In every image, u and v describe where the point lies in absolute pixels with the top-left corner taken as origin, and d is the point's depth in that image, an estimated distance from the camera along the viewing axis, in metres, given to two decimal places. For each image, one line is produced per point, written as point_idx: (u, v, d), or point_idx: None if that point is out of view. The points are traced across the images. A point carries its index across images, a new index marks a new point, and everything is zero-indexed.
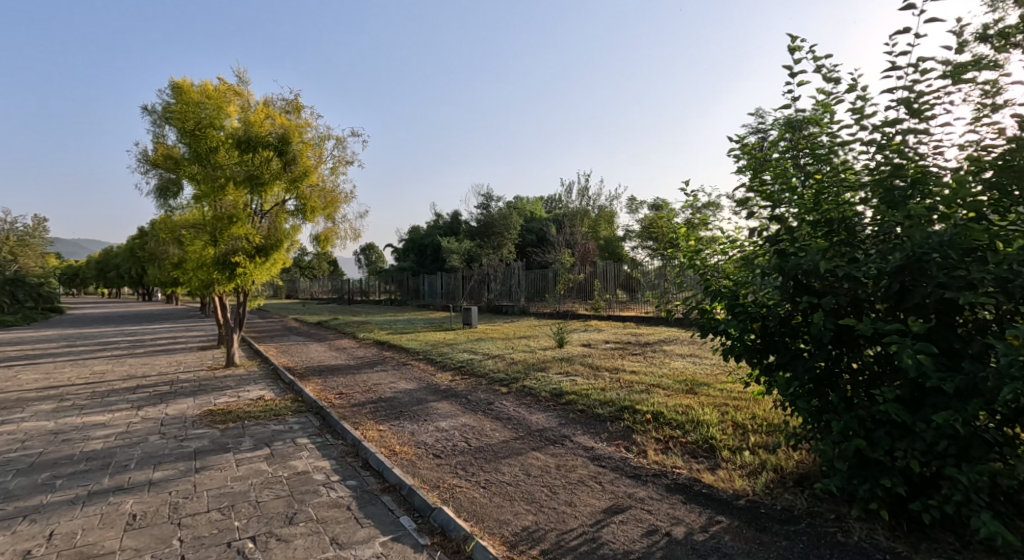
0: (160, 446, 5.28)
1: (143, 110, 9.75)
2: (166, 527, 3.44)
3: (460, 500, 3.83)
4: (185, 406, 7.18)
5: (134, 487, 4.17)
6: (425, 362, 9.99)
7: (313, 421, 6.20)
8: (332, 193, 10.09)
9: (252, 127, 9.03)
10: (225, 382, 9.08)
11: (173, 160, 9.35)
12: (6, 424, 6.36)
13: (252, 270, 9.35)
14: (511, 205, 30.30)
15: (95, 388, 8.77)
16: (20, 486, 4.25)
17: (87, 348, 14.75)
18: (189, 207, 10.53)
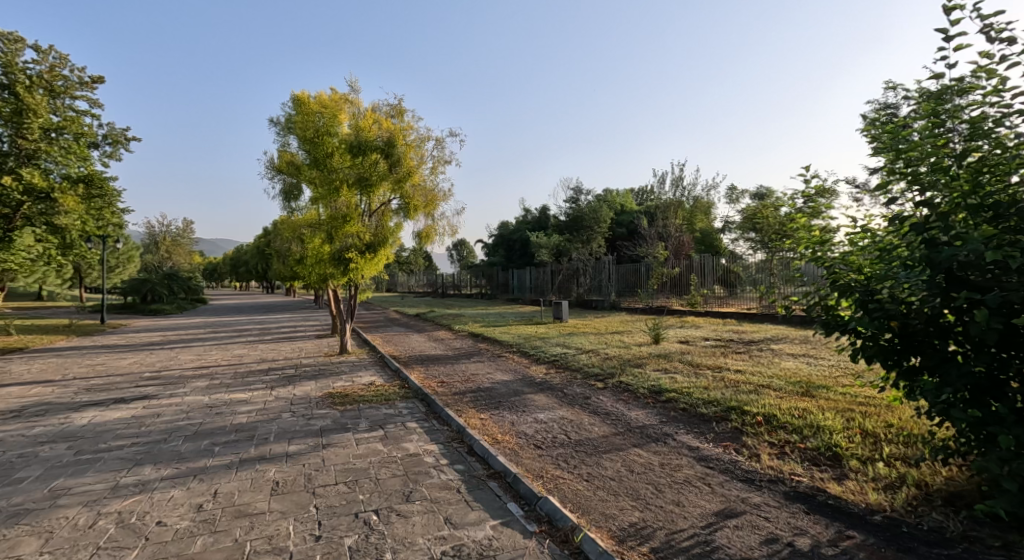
0: (291, 423, 5.88)
1: (269, 122, 10.83)
2: (303, 495, 3.82)
3: (564, 492, 3.86)
4: (309, 388, 7.91)
5: (274, 458, 4.68)
6: (520, 355, 10.15)
7: (419, 407, 6.55)
8: (432, 192, 10.54)
9: (361, 133, 9.69)
10: (340, 367, 9.86)
11: (295, 166, 10.31)
12: (172, 397, 7.41)
13: (363, 265, 9.99)
14: (601, 198, 29.84)
15: (236, 369, 9.94)
16: (188, 450, 4.94)
17: (226, 334, 16.71)
18: (308, 209, 11.56)
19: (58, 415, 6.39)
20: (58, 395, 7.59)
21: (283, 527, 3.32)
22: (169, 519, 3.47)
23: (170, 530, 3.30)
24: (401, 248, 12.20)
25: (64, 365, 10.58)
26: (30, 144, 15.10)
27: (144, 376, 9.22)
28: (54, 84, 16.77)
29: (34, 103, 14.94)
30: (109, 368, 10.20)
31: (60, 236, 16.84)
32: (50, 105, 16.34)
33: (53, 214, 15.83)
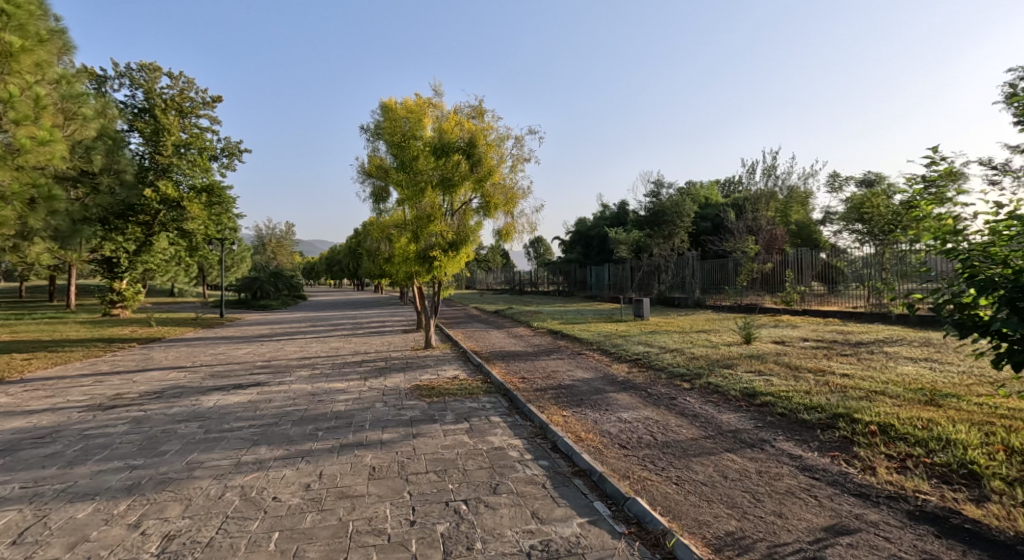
0: (383, 412, 6.17)
1: (360, 129, 11.43)
2: (397, 481, 4.00)
3: (653, 494, 3.75)
4: (399, 380, 8.27)
5: (370, 444, 4.94)
6: (601, 353, 10.00)
7: (502, 402, 6.63)
8: (512, 190, 10.63)
9: (444, 135, 9.96)
10: (426, 361, 10.24)
11: (383, 169, 10.79)
12: (281, 384, 8.06)
13: (447, 263, 10.27)
14: (684, 191, 28.68)
15: (334, 361, 10.62)
16: (296, 433, 5.35)
17: (323, 328, 17.92)
18: (395, 210, 12.08)
19: (188, 397, 7.15)
20: (187, 380, 8.52)
21: (380, 511, 3.48)
22: (283, 495, 3.76)
23: (285, 506, 3.59)
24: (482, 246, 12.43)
25: (191, 353, 11.85)
26: (165, 158, 17.96)
27: (256, 365, 10.09)
28: (183, 105, 18.89)
29: (166, 123, 17.89)
30: (227, 357, 11.27)
31: (188, 240, 18.96)
32: (179, 123, 18.72)
33: (181, 219, 18.09)
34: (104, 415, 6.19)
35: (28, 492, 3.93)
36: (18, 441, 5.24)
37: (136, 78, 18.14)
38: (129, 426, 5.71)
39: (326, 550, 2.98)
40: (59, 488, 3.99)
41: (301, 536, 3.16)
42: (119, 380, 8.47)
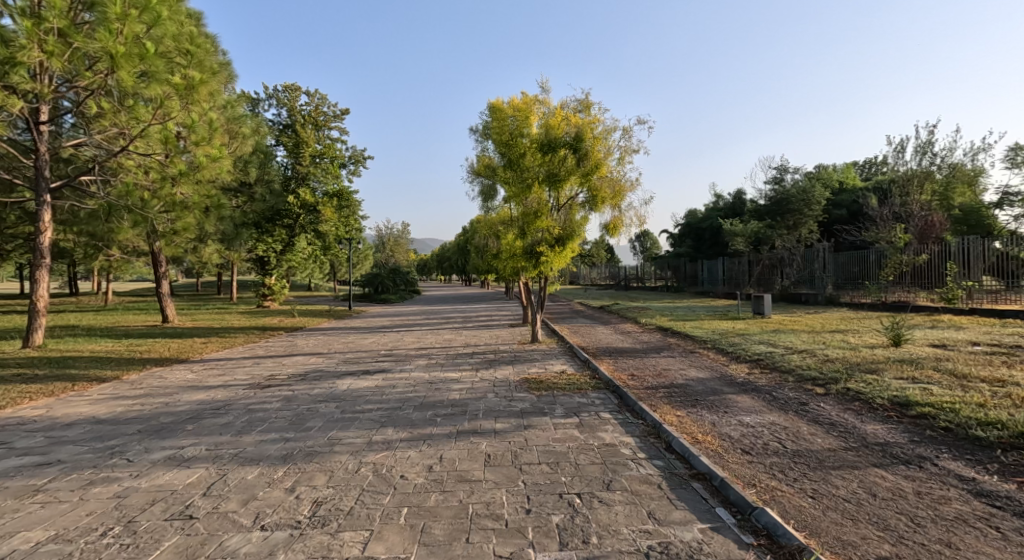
0: (496, 403, 6.37)
1: (469, 131, 11.85)
2: (512, 469, 4.13)
3: (784, 506, 3.48)
4: (509, 373, 8.48)
5: (485, 432, 5.14)
6: (717, 352, 9.47)
7: (611, 398, 6.55)
8: (620, 183, 10.38)
9: (551, 131, 9.97)
10: (534, 355, 10.39)
11: (491, 169, 11.08)
12: (403, 372, 8.67)
13: (553, 258, 10.28)
14: (813, 175, 26.17)
15: (447, 351, 11.19)
16: (418, 418, 5.71)
17: (436, 320, 18.93)
18: (502, 207, 12.36)
19: (325, 381, 7.94)
20: (324, 365, 9.47)
21: (497, 496, 3.61)
22: (409, 474, 4.05)
23: (412, 483, 3.87)
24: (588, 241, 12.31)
25: (326, 341, 13.16)
26: (304, 168, 20.04)
27: (380, 353, 10.93)
28: (318, 119, 20.90)
29: (305, 136, 19.98)
30: (355, 345, 12.32)
31: (322, 241, 21.01)
32: (315, 136, 20.73)
33: (317, 222, 20.12)
34: (261, 393, 7.08)
35: (209, 453, 4.61)
36: (200, 410, 6.18)
37: (281, 98, 20.39)
38: (280, 404, 6.47)
39: (450, 529, 3.16)
40: (232, 452, 4.64)
41: (427, 513, 3.38)
42: (270, 363, 9.65)
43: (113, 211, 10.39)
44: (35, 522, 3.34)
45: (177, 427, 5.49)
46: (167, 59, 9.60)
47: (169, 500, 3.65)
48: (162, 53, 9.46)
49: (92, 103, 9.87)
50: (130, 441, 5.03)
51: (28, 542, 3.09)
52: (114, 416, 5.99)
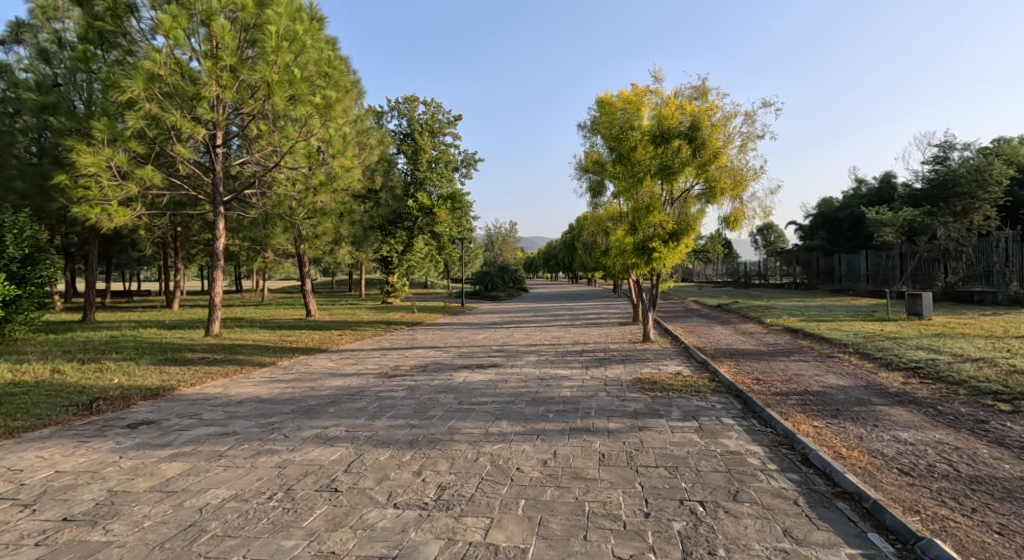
0: (608, 402, 6.28)
1: (578, 127, 11.79)
2: (627, 470, 4.04)
3: (959, 538, 3.01)
4: (620, 372, 8.32)
5: (598, 431, 5.09)
6: (861, 357, 8.51)
7: (734, 403, 6.16)
8: (741, 172, 9.69)
9: (664, 122, 9.57)
10: (646, 354, 10.08)
11: (600, 164, 10.91)
12: (515, 367, 8.88)
13: (667, 254, 9.88)
14: (988, 152, 22.52)
15: (556, 348, 11.24)
16: (531, 413, 5.80)
17: (544, 318, 19.11)
18: (611, 204, 12.12)
19: (444, 373, 8.36)
20: (441, 358, 9.97)
21: (614, 497, 3.55)
22: (525, 467, 4.13)
23: (528, 476, 3.94)
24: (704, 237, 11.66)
25: (443, 336, 13.85)
26: (421, 173, 21.26)
27: (493, 349, 11.28)
28: (433, 127, 22.05)
29: (423, 143, 21.19)
30: (470, 340, 12.83)
31: (438, 241, 22.15)
32: (431, 142, 21.89)
33: (433, 224, 21.24)
34: (388, 382, 7.64)
35: (348, 434, 5.07)
36: (339, 395, 6.82)
37: (401, 109, 21.81)
38: (405, 393, 6.94)
39: (567, 525, 3.17)
40: (367, 435, 5.06)
41: (544, 507, 3.43)
42: (395, 355, 10.37)
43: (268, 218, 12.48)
44: (219, 482, 3.91)
45: (322, 409, 6.11)
46: (310, 83, 10.73)
47: (318, 473, 4.07)
48: (307, 77, 10.61)
49: (254, 127, 11.28)
50: (286, 419, 5.70)
51: (216, 498, 3.61)
52: (273, 397, 6.82)
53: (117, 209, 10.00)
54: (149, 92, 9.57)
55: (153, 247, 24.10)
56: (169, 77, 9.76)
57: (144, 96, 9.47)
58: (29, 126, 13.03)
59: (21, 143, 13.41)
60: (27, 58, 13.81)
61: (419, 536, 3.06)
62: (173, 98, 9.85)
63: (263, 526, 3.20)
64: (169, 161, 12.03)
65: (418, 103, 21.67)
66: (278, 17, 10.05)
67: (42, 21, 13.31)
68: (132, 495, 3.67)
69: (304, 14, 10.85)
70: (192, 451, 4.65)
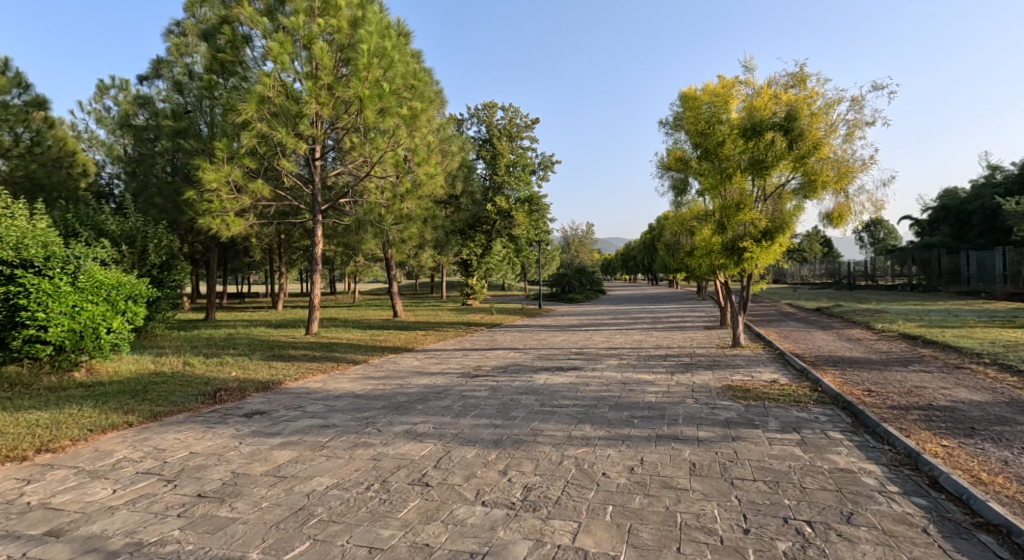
0: (696, 409, 6.01)
1: (660, 124, 11.44)
2: (722, 482, 3.83)
3: None
4: (709, 378, 7.95)
5: (687, 439, 4.88)
6: (997, 370, 7.52)
7: (841, 416, 5.66)
8: (846, 163, 8.90)
9: (755, 113, 9.00)
10: (737, 360, 9.56)
11: (683, 162, 10.50)
12: (596, 370, 8.75)
13: (759, 254, 9.30)
14: None
15: (639, 352, 10.95)
16: (615, 418, 5.68)
17: (625, 320, 18.70)
18: (696, 202, 11.63)
19: (524, 374, 8.42)
20: (522, 359, 10.05)
21: (707, 509, 3.39)
22: (611, 473, 4.05)
23: (614, 483, 3.85)
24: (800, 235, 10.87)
25: (523, 337, 13.96)
26: (499, 177, 21.60)
27: (572, 351, 11.19)
28: (511, 131, 22.31)
29: (502, 148, 21.53)
30: (549, 342, 12.83)
31: (516, 244, 22.40)
32: (510, 147, 22.17)
33: (511, 227, 21.49)
34: (471, 381, 7.81)
35: (436, 431, 5.24)
36: (426, 393, 7.07)
37: (480, 115, 22.29)
38: (489, 393, 7.06)
39: (659, 535, 3.06)
40: (454, 432, 5.20)
41: (632, 514, 3.34)
42: (477, 356, 10.58)
43: (362, 225, 13.06)
44: (323, 470, 4.18)
45: (411, 406, 6.36)
46: (398, 96, 11.26)
47: (410, 468, 4.24)
48: (395, 90, 11.15)
49: (347, 140, 12.02)
50: (379, 414, 5.99)
51: (321, 485, 3.86)
52: (366, 393, 7.20)
53: (233, 219, 11.04)
54: (260, 113, 10.48)
55: (260, 254, 26.39)
56: (277, 98, 10.62)
57: (256, 117, 10.40)
58: (165, 148, 14.78)
59: (159, 164, 15.21)
60: (164, 89, 15.65)
61: (508, 535, 3.09)
62: (280, 116, 10.67)
63: (362, 514, 3.38)
64: (276, 175, 13.11)
65: (497, 109, 22.04)
66: (369, 36, 10.70)
67: (175, 56, 15.06)
68: (251, 477, 4.02)
69: (392, 30, 11.51)
70: (299, 440, 5.02)
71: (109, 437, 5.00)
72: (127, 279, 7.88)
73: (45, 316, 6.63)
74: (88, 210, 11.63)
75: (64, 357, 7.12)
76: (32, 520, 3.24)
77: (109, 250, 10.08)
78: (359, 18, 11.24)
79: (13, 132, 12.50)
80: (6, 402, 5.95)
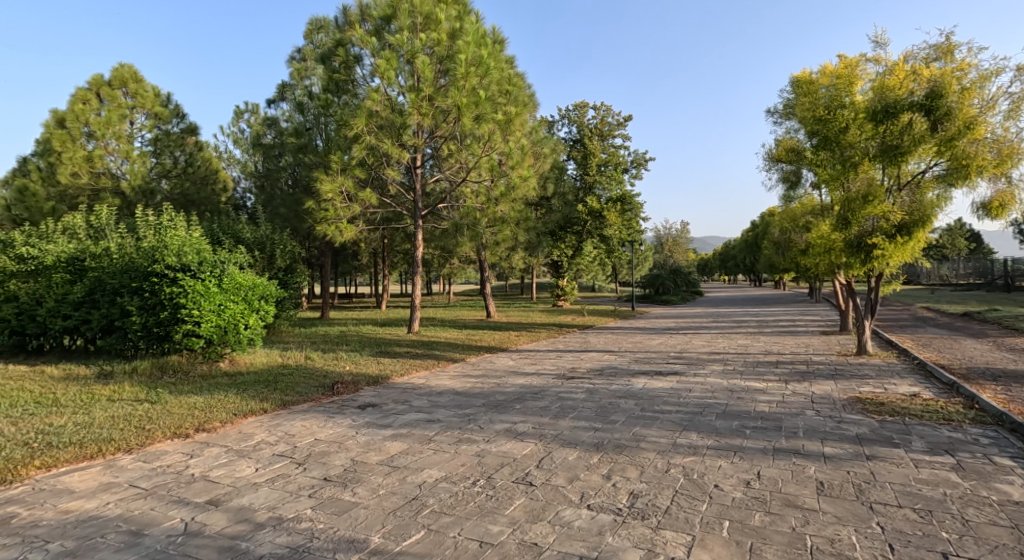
0: (819, 422, 5.51)
1: (768, 113, 10.86)
2: (858, 506, 3.47)
3: None
4: (831, 388, 7.25)
5: (810, 455, 4.49)
6: None
7: (1007, 439, 4.91)
8: (1008, 144, 7.60)
9: (888, 93, 8.03)
10: (864, 370, 8.63)
11: (795, 152, 9.89)
12: (699, 376, 8.33)
13: (892, 252, 8.28)
14: None
15: (746, 358, 10.27)
16: (724, 427, 5.38)
17: (729, 323, 17.64)
18: (812, 197, 10.89)
19: (622, 377, 8.23)
20: (618, 362, 9.83)
21: (844, 535, 3.09)
22: (725, 485, 3.83)
23: (729, 496, 3.64)
24: (940, 229, 9.65)
25: (618, 339, 13.65)
26: (592, 177, 21.37)
27: (672, 355, 10.76)
28: (603, 130, 21.93)
29: (593, 147, 21.26)
30: (645, 345, 12.42)
31: (608, 244, 22.05)
32: (601, 146, 21.81)
33: (603, 226, 21.24)
34: (568, 383, 7.77)
35: (536, 431, 5.27)
36: (524, 393, 7.14)
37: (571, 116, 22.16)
38: (586, 395, 6.98)
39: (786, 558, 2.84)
40: (553, 433, 5.20)
41: (753, 532, 3.13)
42: (572, 357, 10.51)
43: (457, 229, 13.27)
44: (431, 463, 4.36)
45: (510, 405, 6.46)
46: (493, 101, 11.55)
47: (513, 466, 4.30)
48: (490, 97, 11.47)
49: (445, 148, 12.48)
50: (480, 411, 6.14)
51: (431, 478, 4.04)
52: (466, 390, 7.42)
53: (345, 225, 11.83)
54: (369, 126, 11.22)
55: (367, 257, 28.27)
56: (383, 112, 11.29)
57: (366, 130, 11.14)
58: (288, 163, 16.39)
59: (282, 177, 16.88)
60: (287, 110, 17.28)
61: (617, 541, 3.02)
62: (385, 128, 11.37)
63: (471, 509, 3.48)
64: (382, 183, 13.98)
65: (587, 109, 21.80)
66: (467, 46, 11.12)
67: (297, 80, 16.64)
68: (368, 466, 4.30)
69: (488, 38, 11.79)
70: (408, 433, 5.29)
71: (249, 421, 5.60)
72: (260, 280, 8.78)
73: (199, 313, 7.57)
74: (228, 220, 13.14)
75: (213, 349, 8.04)
76: (196, 489, 3.71)
77: (245, 256, 11.29)
78: (457, 30, 11.72)
79: (173, 156, 14.71)
80: (171, 386, 6.89)
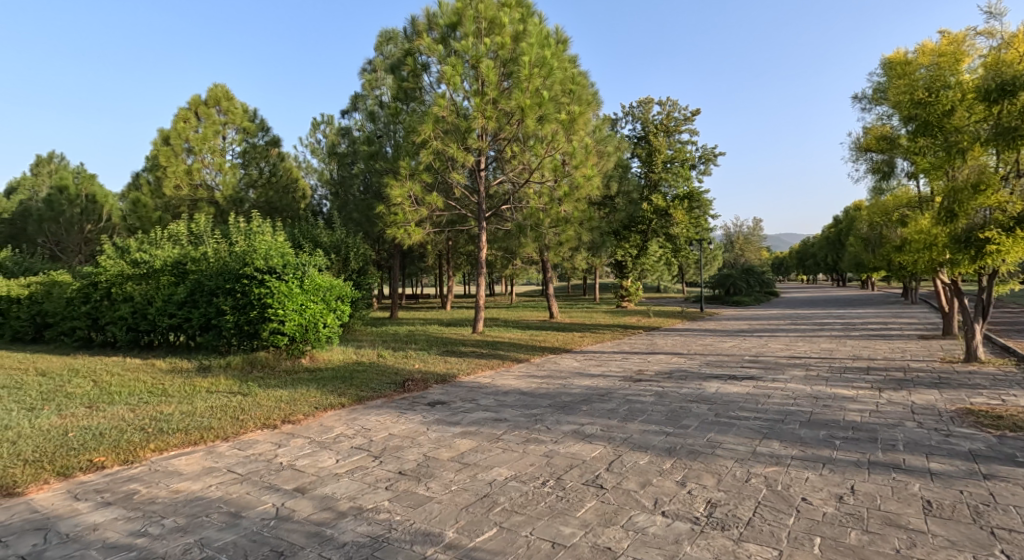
0: (922, 435, 5.04)
1: (854, 100, 10.13)
2: (976, 530, 3.13)
3: None
4: (934, 398, 6.62)
5: (913, 471, 4.10)
6: None
7: None
8: None
9: (1006, 68, 6.97)
10: (973, 379, 7.79)
11: (889, 140, 9.17)
12: (778, 381, 7.87)
13: (1011, 247, 7.29)
14: None
15: (831, 363, 9.60)
16: (810, 436, 5.04)
17: (809, 326, 16.59)
18: (907, 188, 10.08)
19: (693, 381, 7.92)
20: (689, 365, 9.49)
21: None
22: (814, 499, 3.59)
23: (820, 511, 3.40)
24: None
25: (688, 342, 13.19)
26: (658, 174, 20.80)
27: (746, 359, 10.25)
28: (669, 126, 21.24)
29: (659, 144, 20.69)
30: (716, 348, 11.92)
31: (675, 243, 21.38)
32: (667, 142, 21.16)
33: (669, 225, 20.62)
34: (636, 385, 7.59)
35: (605, 434, 5.18)
36: (591, 395, 7.04)
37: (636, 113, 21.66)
38: (655, 398, 6.79)
39: None
40: (623, 436, 5.08)
41: (849, 551, 2.90)
42: (639, 359, 10.26)
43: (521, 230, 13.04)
44: (501, 462, 4.39)
45: (577, 406, 6.39)
46: (557, 101, 11.51)
47: (583, 468, 4.24)
48: (554, 97, 11.44)
49: (509, 150, 12.51)
50: (547, 412, 6.12)
51: (501, 476, 4.06)
52: (532, 390, 7.42)
53: (413, 228, 12.15)
54: (435, 132, 11.43)
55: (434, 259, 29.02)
56: (449, 117, 11.49)
57: (433, 135, 11.40)
58: (358, 172, 17.05)
59: (355, 183, 17.65)
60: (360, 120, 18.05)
61: (696, 551, 2.90)
62: (451, 133, 11.57)
63: (543, 509, 3.46)
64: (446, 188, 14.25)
65: (653, 105, 21.24)
66: (531, 48, 11.18)
67: (369, 91, 17.38)
68: (440, 461, 4.39)
69: (552, 39, 11.76)
70: (477, 431, 5.35)
71: (329, 415, 5.88)
72: (337, 282, 9.21)
73: (283, 312, 8.04)
74: (308, 225, 13.91)
75: (296, 346, 8.51)
76: (285, 477, 3.94)
77: (322, 258, 11.91)
78: (521, 32, 11.80)
79: (259, 166, 15.78)
80: (260, 380, 7.37)
